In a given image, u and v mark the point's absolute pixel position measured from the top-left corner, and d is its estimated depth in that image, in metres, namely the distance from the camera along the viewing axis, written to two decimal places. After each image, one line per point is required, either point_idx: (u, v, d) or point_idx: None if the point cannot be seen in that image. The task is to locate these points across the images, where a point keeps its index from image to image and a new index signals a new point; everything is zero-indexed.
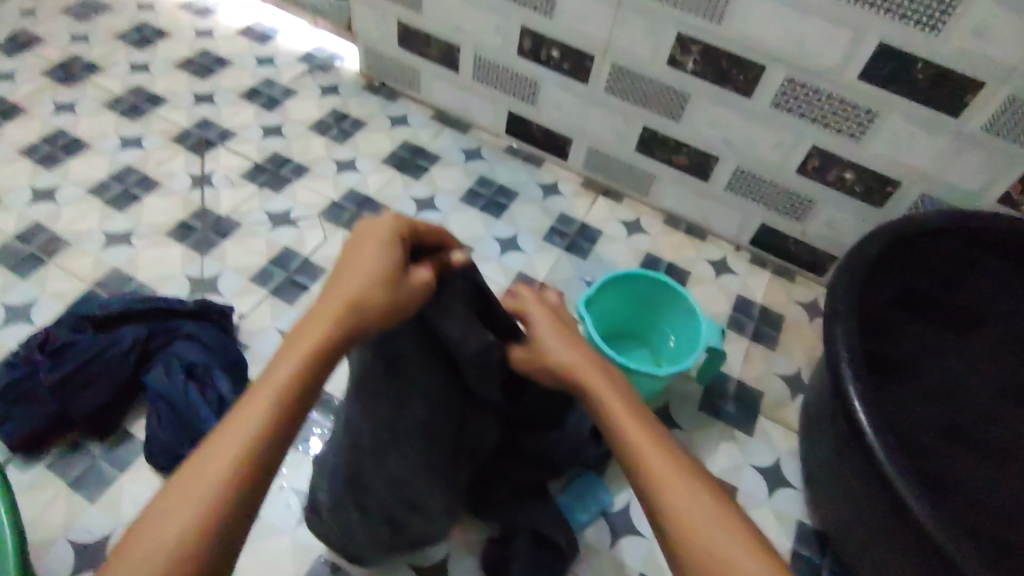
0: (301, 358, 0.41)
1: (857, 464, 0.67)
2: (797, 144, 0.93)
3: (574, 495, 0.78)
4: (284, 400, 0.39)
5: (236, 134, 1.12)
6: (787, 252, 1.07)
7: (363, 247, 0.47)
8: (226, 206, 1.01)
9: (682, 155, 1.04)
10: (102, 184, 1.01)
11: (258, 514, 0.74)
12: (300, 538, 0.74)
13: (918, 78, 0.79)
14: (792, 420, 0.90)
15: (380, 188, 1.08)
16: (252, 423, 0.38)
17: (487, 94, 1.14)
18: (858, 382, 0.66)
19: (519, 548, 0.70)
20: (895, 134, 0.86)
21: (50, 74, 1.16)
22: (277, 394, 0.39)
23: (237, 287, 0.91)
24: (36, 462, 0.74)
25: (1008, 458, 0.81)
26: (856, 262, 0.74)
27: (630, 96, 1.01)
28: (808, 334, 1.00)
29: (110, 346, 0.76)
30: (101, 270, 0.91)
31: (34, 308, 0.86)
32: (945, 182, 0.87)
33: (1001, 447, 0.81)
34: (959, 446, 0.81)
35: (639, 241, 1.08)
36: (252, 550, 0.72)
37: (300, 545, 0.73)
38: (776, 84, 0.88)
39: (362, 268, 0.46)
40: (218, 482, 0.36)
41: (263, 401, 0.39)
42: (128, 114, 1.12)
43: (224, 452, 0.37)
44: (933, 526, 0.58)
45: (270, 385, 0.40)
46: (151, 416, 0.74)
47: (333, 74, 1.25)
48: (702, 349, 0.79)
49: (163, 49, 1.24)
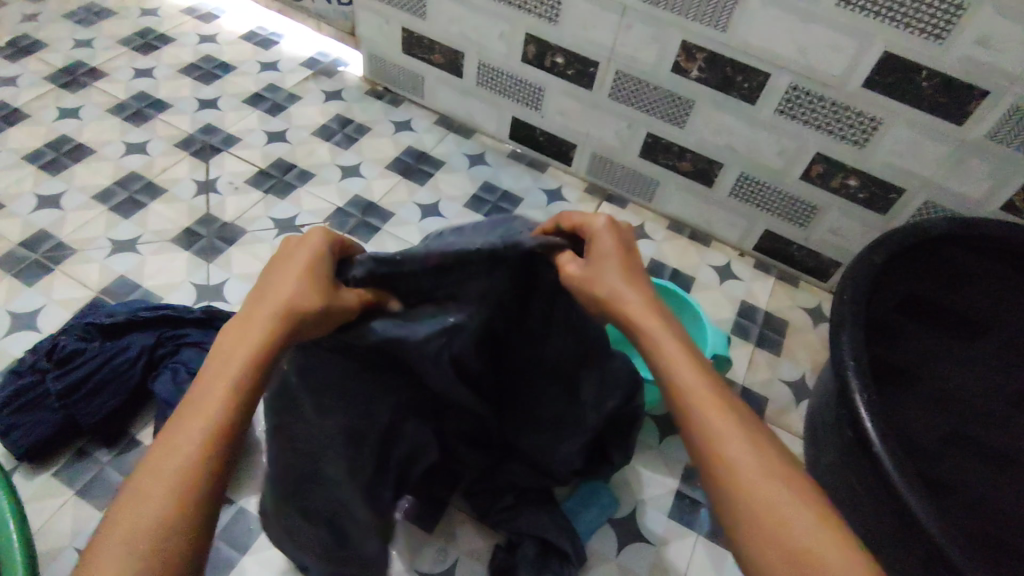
0: (238, 375, 0.41)
1: (863, 472, 0.67)
2: (801, 151, 0.93)
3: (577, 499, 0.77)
4: (236, 401, 0.41)
5: (240, 140, 1.12)
6: (790, 257, 1.07)
7: (286, 265, 0.48)
8: (231, 212, 1.01)
9: (686, 161, 1.04)
10: (107, 190, 1.01)
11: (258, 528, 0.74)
12: None
13: (923, 86, 0.79)
14: (797, 426, 0.90)
15: (385, 194, 1.08)
16: (195, 440, 0.39)
17: (491, 99, 1.14)
18: (865, 391, 0.66)
19: (524, 555, 0.70)
20: (899, 141, 0.86)
21: (54, 79, 1.16)
22: (219, 412, 0.40)
23: (243, 294, 0.92)
24: (43, 470, 0.74)
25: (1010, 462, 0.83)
26: (861, 271, 0.75)
27: (634, 102, 1.01)
28: (812, 339, 1.00)
29: (119, 353, 0.76)
30: (106, 276, 0.91)
31: (40, 314, 0.86)
32: (949, 189, 0.88)
33: (1003, 451, 0.83)
34: (961, 451, 0.84)
35: (643, 247, 1.09)
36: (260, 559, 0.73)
37: None
38: (780, 91, 0.89)
39: (298, 278, 0.47)
40: (166, 502, 0.37)
41: (205, 419, 0.39)
42: (132, 120, 1.12)
43: (171, 470, 0.38)
44: (938, 536, 0.58)
45: (211, 404, 0.40)
46: (159, 424, 0.74)
47: (337, 79, 1.25)
48: (709, 356, 0.79)
49: (167, 55, 1.25)
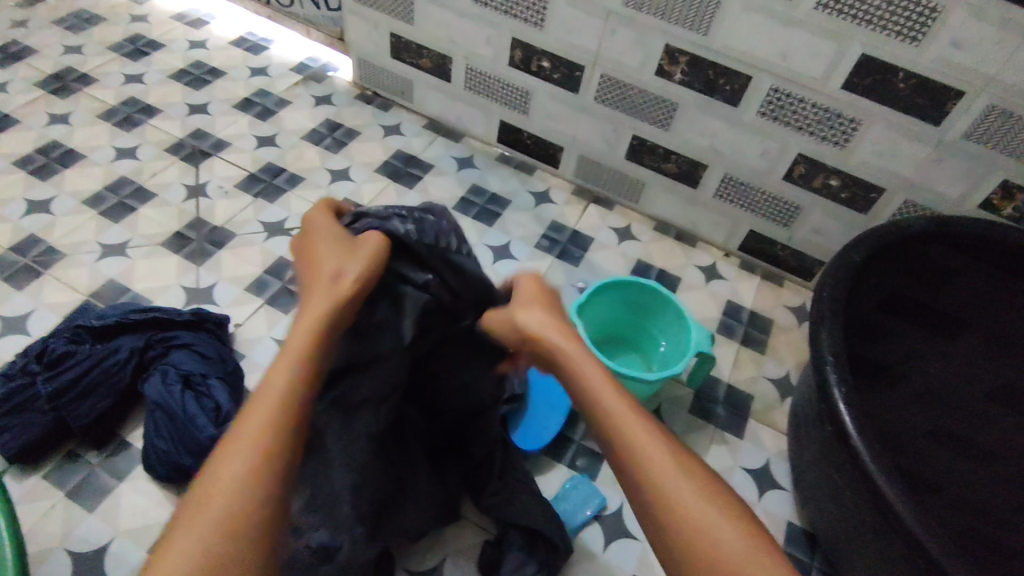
0: (294, 366, 0.45)
1: (842, 467, 0.68)
2: (784, 152, 0.95)
3: (570, 505, 0.79)
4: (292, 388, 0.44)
5: (230, 144, 1.13)
6: (775, 257, 1.09)
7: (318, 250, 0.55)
8: (222, 215, 1.02)
9: (671, 163, 1.06)
10: (98, 195, 1.02)
11: None
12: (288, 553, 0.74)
13: (900, 87, 0.81)
14: (781, 422, 0.92)
15: (374, 197, 1.09)
16: (256, 431, 0.41)
17: (479, 103, 1.15)
18: (843, 385, 0.67)
19: (511, 540, 0.72)
20: (878, 142, 0.88)
21: (43, 85, 1.17)
22: (279, 402, 0.43)
23: (233, 296, 0.92)
24: (33, 472, 0.74)
25: (996, 458, 0.85)
26: (841, 269, 0.76)
27: (620, 105, 1.02)
28: (796, 337, 1.02)
29: (109, 355, 0.77)
30: (97, 280, 0.91)
31: (29, 318, 0.87)
32: (927, 188, 0.90)
33: (988, 448, 0.86)
34: (948, 450, 0.86)
35: (629, 248, 1.10)
36: None
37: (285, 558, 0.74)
38: (762, 94, 0.90)
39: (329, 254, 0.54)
40: (241, 481, 0.39)
41: (268, 411, 0.43)
42: (121, 125, 1.13)
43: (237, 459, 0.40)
44: (917, 527, 0.59)
45: (269, 394, 0.44)
46: (149, 426, 0.74)
47: (326, 84, 1.26)
48: (692, 354, 0.80)
49: (157, 60, 1.25)
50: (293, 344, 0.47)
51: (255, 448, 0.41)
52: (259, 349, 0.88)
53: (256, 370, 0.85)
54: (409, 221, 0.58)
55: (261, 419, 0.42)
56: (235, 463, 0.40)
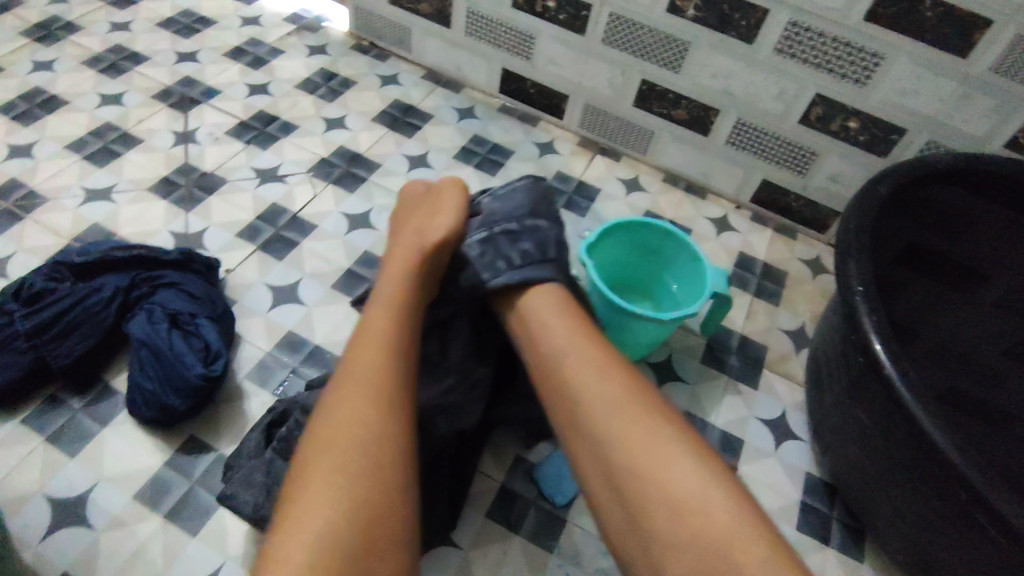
0: (391, 308, 0.51)
1: (872, 401, 0.64)
2: (799, 94, 0.91)
3: (549, 482, 0.71)
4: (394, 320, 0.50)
5: (220, 92, 1.08)
6: (788, 208, 1.05)
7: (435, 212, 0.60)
8: (211, 162, 0.97)
9: (681, 109, 1.01)
10: (81, 141, 0.97)
11: (213, 512, 0.67)
12: (240, 529, 0.66)
13: (925, 18, 0.77)
14: (796, 372, 0.88)
15: (371, 145, 1.04)
16: (367, 353, 0.47)
17: (481, 50, 1.11)
18: (875, 315, 0.63)
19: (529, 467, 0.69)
20: (900, 77, 0.83)
21: (26, 33, 1.12)
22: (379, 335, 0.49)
23: (224, 242, 0.88)
24: (11, 416, 0.70)
25: (1007, 421, 0.81)
26: (866, 202, 0.72)
27: (629, 47, 0.98)
28: (811, 290, 0.98)
29: (91, 293, 0.72)
30: (80, 225, 0.87)
31: (9, 262, 0.82)
32: (950, 127, 0.85)
33: (1000, 411, 0.81)
34: (964, 413, 0.81)
35: (638, 199, 1.06)
36: (213, 515, 0.67)
37: (242, 534, 0.66)
38: (778, 29, 0.86)
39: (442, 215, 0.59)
40: (360, 388, 0.45)
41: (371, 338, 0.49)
42: (107, 72, 1.08)
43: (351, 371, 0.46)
44: (956, 456, 0.55)
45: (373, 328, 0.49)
46: (134, 365, 0.70)
47: (320, 34, 1.21)
48: (708, 294, 0.75)
49: (144, 10, 1.20)
50: (389, 289, 0.53)
51: (372, 354, 0.47)
52: (250, 295, 0.83)
53: (249, 315, 0.81)
54: (524, 239, 0.60)
55: (373, 342, 0.48)
56: (356, 377, 0.46)
